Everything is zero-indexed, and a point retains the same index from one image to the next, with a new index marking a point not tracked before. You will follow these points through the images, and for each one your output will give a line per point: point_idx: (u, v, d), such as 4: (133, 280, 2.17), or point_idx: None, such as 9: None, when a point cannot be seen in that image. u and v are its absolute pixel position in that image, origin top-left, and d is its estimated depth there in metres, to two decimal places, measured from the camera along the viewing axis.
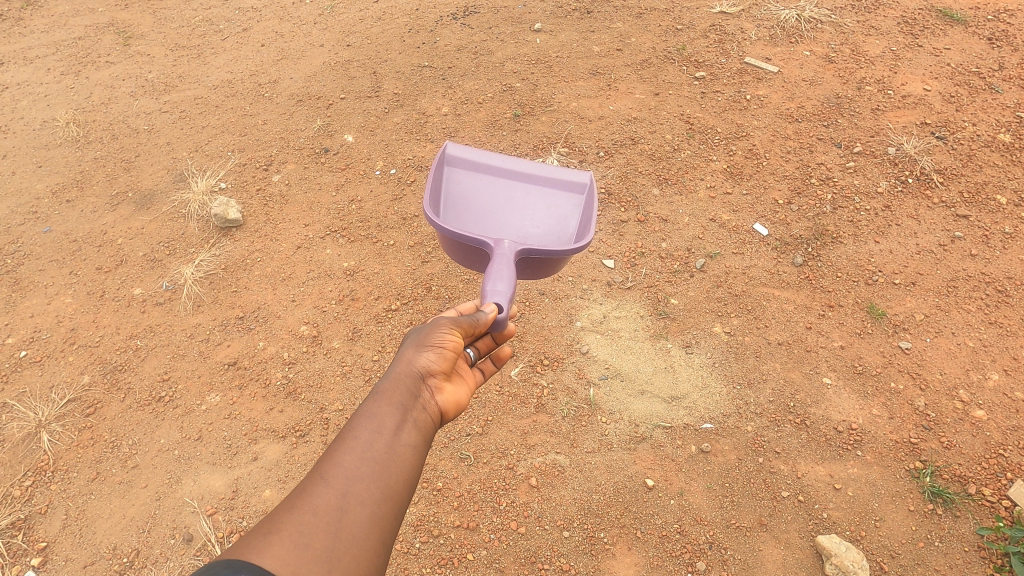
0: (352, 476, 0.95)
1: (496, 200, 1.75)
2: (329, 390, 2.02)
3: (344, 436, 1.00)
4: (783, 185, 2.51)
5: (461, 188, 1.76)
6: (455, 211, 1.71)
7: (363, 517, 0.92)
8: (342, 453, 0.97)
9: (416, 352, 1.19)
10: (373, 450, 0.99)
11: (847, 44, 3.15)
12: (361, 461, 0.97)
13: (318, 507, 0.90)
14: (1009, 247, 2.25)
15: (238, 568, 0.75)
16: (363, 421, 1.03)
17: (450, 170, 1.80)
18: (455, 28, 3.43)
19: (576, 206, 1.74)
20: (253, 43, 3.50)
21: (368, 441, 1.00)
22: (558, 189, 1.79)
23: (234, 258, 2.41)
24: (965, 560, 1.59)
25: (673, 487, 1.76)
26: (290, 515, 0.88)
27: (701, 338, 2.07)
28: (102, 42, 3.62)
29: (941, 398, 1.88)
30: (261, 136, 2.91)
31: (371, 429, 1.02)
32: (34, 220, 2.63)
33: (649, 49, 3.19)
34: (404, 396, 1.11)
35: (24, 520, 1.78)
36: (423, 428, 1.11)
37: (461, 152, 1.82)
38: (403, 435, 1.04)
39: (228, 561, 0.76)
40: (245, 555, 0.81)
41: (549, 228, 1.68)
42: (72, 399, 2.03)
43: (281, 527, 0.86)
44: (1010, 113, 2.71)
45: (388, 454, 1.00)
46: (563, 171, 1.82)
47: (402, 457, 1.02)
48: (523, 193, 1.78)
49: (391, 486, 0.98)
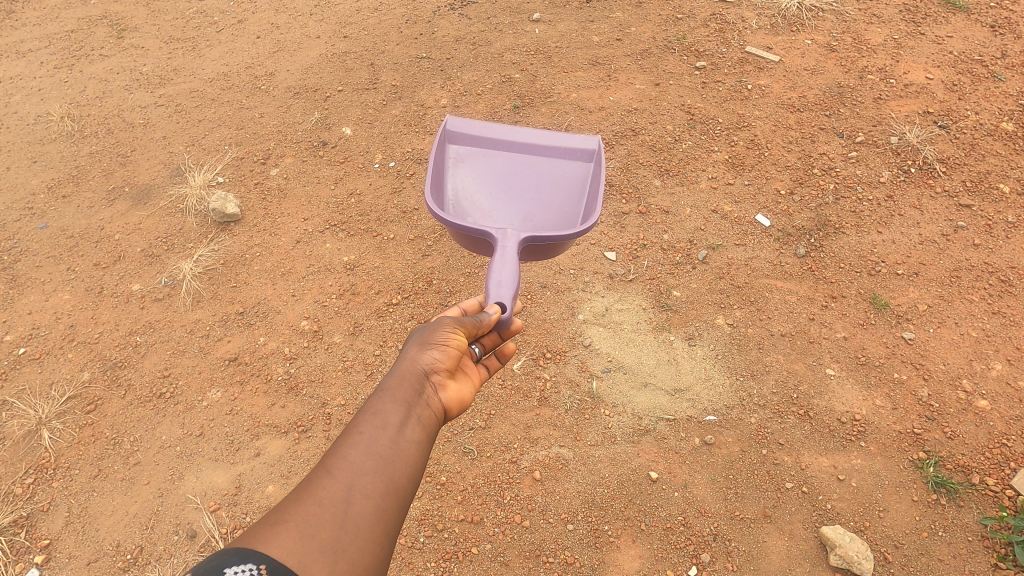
0: (358, 469, 0.94)
1: (502, 175, 1.74)
2: (330, 384, 2.01)
3: (350, 432, 0.99)
4: (785, 175, 2.50)
5: (465, 165, 1.75)
6: (460, 189, 1.70)
7: (367, 510, 0.91)
8: (348, 446, 0.96)
9: (420, 350, 1.18)
10: (378, 445, 0.98)
11: (849, 32, 3.13)
12: (366, 455, 0.96)
13: (323, 498, 0.89)
14: (1012, 236, 2.24)
15: (245, 555, 0.76)
16: (368, 416, 1.02)
17: (453, 147, 1.78)
18: (453, 18, 3.39)
19: (583, 176, 1.73)
20: (248, 35, 3.46)
21: (373, 436, 0.99)
22: (564, 159, 1.77)
23: (233, 253, 2.39)
24: (969, 550, 1.60)
25: (677, 479, 1.76)
26: (296, 506, 0.87)
27: (703, 331, 2.07)
28: (94, 35, 3.57)
29: (945, 388, 1.88)
30: (259, 130, 2.88)
31: (375, 425, 1.01)
32: (30, 217, 2.60)
33: (649, 39, 3.16)
34: (409, 393, 1.10)
35: (26, 518, 1.78)
36: (427, 425, 1.09)
37: (463, 127, 1.79)
38: (407, 431, 1.03)
39: (236, 550, 0.77)
40: (251, 543, 0.80)
41: (556, 204, 1.67)
42: (71, 396, 2.02)
43: (288, 518, 0.86)
44: (1012, 101, 2.70)
45: (392, 449, 0.99)
46: (567, 139, 1.79)
47: (406, 453, 1.01)
48: (528, 166, 1.76)
49: (396, 481, 0.97)
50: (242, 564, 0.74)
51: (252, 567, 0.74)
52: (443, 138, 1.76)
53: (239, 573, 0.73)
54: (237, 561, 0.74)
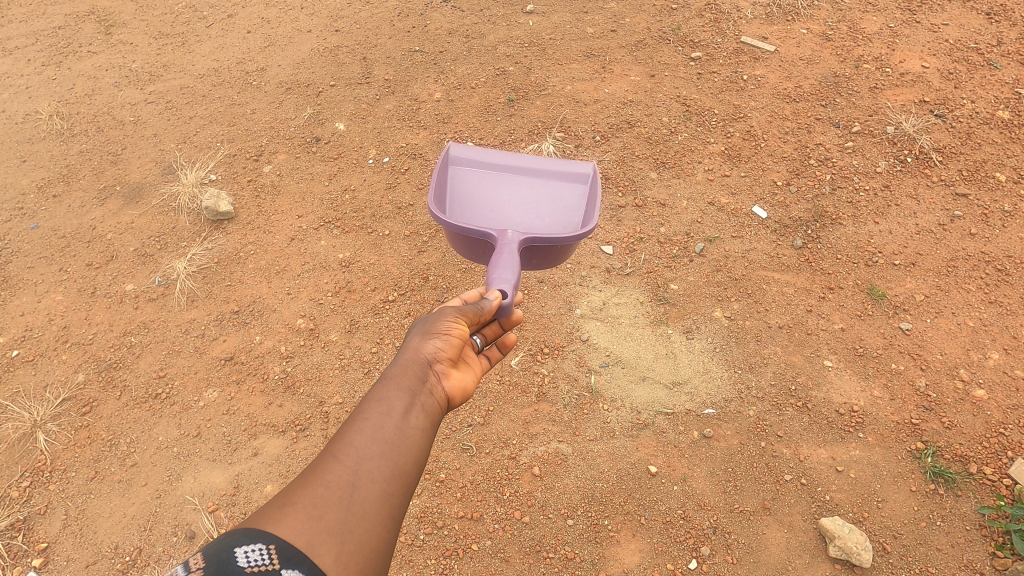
0: (364, 454, 0.93)
1: (500, 195, 1.71)
2: (328, 383, 1.99)
3: (355, 418, 0.98)
4: (782, 166, 2.49)
5: (466, 188, 1.73)
6: (461, 207, 1.68)
7: (374, 493, 0.90)
8: (353, 432, 0.95)
9: (423, 339, 1.17)
10: (383, 431, 0.97)
11: (845, 21, 3.11)
12: (371, 440, 0.95)
13: (330, 481, 0.88)
14: (1008, 225, 2.24)
15: (254, 536, 0.76)
16: (373, 403, 1.01)
17: (454, 170, 1.77)
18: (446, 10, 3.36)
19: (581, 197, 1.70)
20: (239, 30, 3.42)
21: (378, 422, 0.98)
22: (562, 181, 1.75)
23: (227, 251, 2.37)
24: (967, 539, 1.60)
25: (676, 473, 1.76)
26: (303, 488, 0.86)
27: (701, 324, 2.06)
28: (82, 31, 3.53)
29: (941, 378, 1.88)
30: (251, 126, 2.85)
31: (380, 412, 1.00)
32: (21, 217, 2.57)
33: (643, 30, 3.14)
34: (413, 380, 1.09)
35: (23, 522, 1.76)
36: (431, 412, 1.08)
37: (465, 152, 1.79)
38: (412, 417, 1.02)
39: (244, 533, 0.76)
40: (259, 526, 0.79)
41: (554, 220, 1.65)
42: (67, 398, 2.01)
43: (295, 500, 0.84)
44: (1008, 89, 2.69)
45: (397, 435, 0.98)
46: (565, 163, 1.78)
47: (411, 439, 0.99)
48: (527, 187, 1.74)
49: (401, 465, 0.95)
50: (251, 545, 0.75)
51: (260, 548, 0.75)
52: (447, 160, 1.77)
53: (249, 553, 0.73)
54: (246, 542, 0.75)
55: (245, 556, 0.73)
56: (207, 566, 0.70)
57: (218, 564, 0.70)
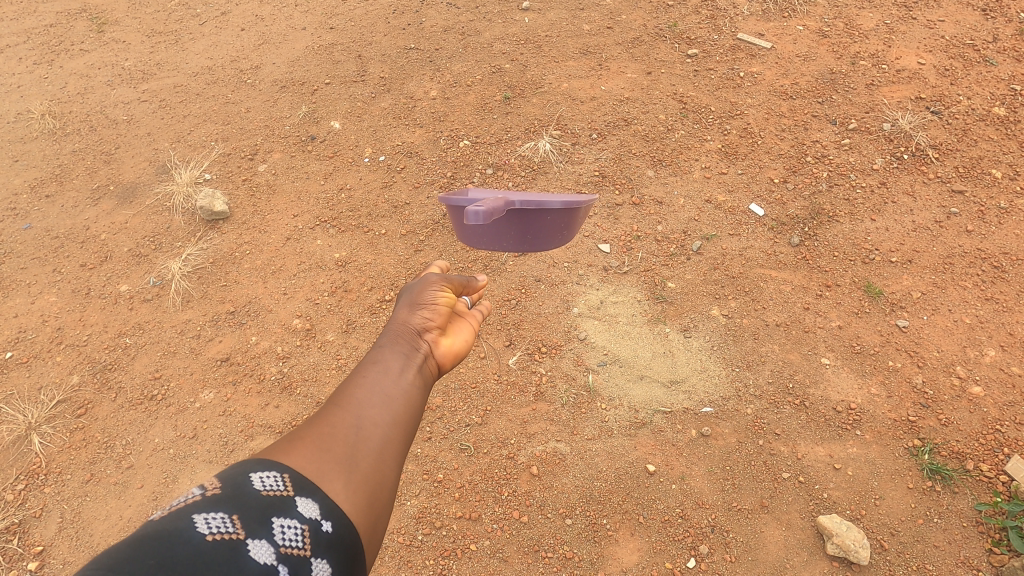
0: (366, 402, 0.92)
1: None
2: (325, 384, 1.98)
3: (354, 375, 0.97)
4: (778, 163, 2.49)
5: None
6: None
7: (378, 436, 0.88)
8: (354, 385, 0.94)
9: (417, 306, 1.15)
10: (383, 383, 0.96)
11: (841, 17, 3.10)
12: (372, 392, 0.94)
13: (335, 423, 0.86)
14: (1005, 221, 2.24)
15: (266, 465, 0.74)
16: (371, 362, 1.00)
17: None
18: (441, 8, 3.34)
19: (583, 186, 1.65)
20: (232, 28, 3.40)
21: (377, 377, 0.97)
22: None
23: (222, 252, 2.36)
24: (964, 536, 1.61)
25: (674, 471, 1.76)
26: (309, 428, 0.84)
27: (699, 322, 2.06)
28: (74, 29, 3.50)
29: (938, 375, 1.89)
30: (245, 125, 2.83)
31: (378, 368, 0.99)
32: (13, 218, 2.55)
33: (639, 27, 3.13)
34: (410, 340, 1.08)
35: (19, 525, 1.76)
36: (428, 373, 1.07)
37: None
38: (411, 373, 1.01)
39: (256, 461, 0.75)
40: (268, 458, 0.77)
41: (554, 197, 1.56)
42: (61, 400, 1.99)
43: (303, 437, 0.82)
44: (1004, 85, 2.69)
45: (398, 388, 0.97)
46: None
47: (411, 393, 0.98)
48: None
49: (402, 416, 0.94)
50: (265, 471, 0.73)
51: (276, 474, 0.73)
52: None
53: (264, 477, 0.72)
54: (260, 468, 0.73)
55: (261, 480, 0.71)
56: (223, 486, 0.68)
57: (234, 484, 0.69)
